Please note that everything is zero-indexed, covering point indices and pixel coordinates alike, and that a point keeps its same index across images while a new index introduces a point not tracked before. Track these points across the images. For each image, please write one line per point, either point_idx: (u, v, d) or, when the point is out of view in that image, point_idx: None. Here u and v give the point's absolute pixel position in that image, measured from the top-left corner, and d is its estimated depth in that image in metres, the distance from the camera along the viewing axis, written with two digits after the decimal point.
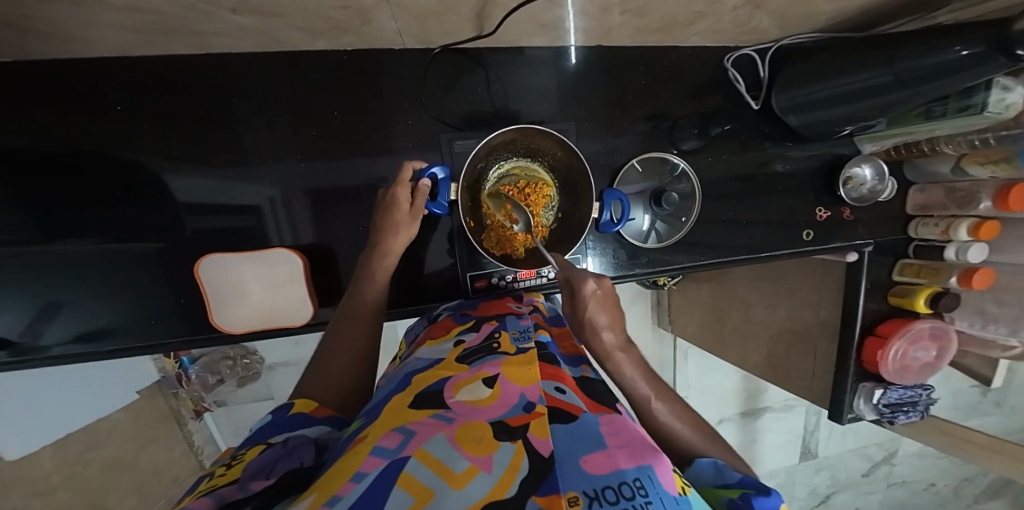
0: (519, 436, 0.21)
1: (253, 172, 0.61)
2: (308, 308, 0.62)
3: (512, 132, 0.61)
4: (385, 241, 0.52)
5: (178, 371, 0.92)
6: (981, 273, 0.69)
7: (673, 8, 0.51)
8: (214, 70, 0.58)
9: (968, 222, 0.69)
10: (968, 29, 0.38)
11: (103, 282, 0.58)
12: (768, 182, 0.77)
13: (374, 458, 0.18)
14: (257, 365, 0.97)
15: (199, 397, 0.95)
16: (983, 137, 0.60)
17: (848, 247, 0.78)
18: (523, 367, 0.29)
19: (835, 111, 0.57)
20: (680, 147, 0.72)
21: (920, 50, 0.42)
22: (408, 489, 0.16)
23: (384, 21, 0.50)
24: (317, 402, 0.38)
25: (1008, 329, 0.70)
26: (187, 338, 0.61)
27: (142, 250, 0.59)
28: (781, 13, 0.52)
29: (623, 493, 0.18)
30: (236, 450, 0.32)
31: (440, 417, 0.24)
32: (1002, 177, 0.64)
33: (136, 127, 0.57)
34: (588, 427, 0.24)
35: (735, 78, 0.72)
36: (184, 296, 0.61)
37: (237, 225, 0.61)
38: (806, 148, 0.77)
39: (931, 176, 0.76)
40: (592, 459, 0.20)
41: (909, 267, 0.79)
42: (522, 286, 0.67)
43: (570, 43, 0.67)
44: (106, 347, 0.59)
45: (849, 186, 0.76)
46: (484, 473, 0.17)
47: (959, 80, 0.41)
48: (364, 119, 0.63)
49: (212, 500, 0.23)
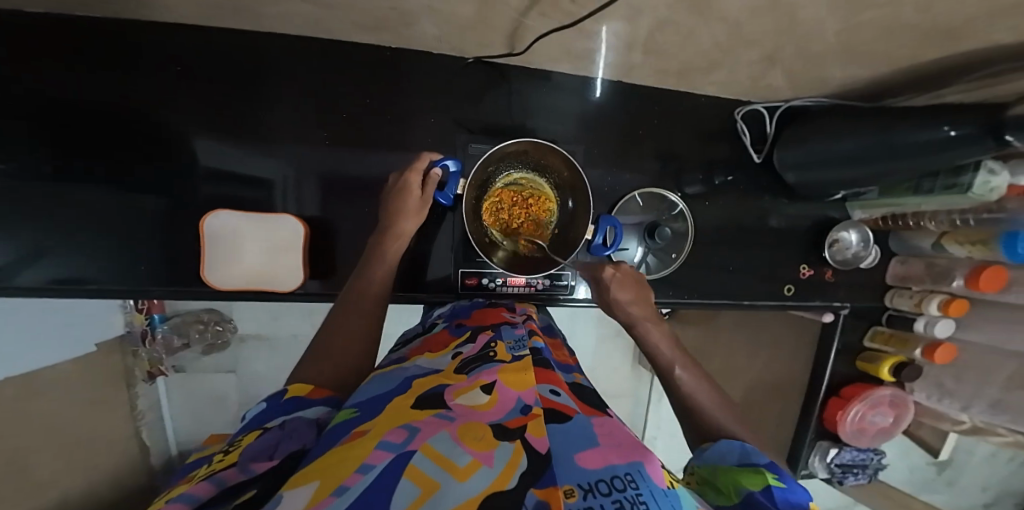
0: (517, 437, 0.20)
1: (266, 146, 0.60)
2: (298, 276, 0.62)
3: (525, 143, 0.63)
4: (397, 223, 0.56)
5: (145, 328, 0.89)
6: (944, 349, 0.73)
7: (695, 53, 0.53)
8: (245, 44, 0.58)
9: (941, 298, 0.72)
10: (957, 113, 0.41)
11: (86, 229, 0.56)
12: (761, 234, 0.79)
13: (380, 451, 0.18)
14: (228, 334, 0.97)
15: (158, 359, 0.92)
16: (965, 217, 0.65)
17: (825, 307, 0.80)
18: (520, 375, 0.29)
19: (828, 173, 0.61)
20: (684, 190, 0.76)
21: (918, 122, 0.44)
22: (415, 481, 0.16)
23: (426, 26, 0.53)
24: (313, 386, 0.36)
25: (960, 405, 0.74)
26: (167, 288, 0.59)
27: (134, 203, 0.57)
28: (795, 76, 0.55)
29: (615, 485, 0.18)
30: (235, 435, 0.30)
31: (442, 416, 0.23)
32: (978, 258, 0.67)
33: (155, 82, 0.56)
34: (581, 427, 0.23)
35: (742, 130, 0.76)
36: (166, 256, 0.59)
37: (237, 196, 0.60)
38: (801, 207, 0.80)
39: (912, 249, 0.79)
40: (586, 455, 0.20)
41: (881, 334, 0.83)
42: (511, 291, 0.68)
43: (597, 76, 0.69)
44: (83, 287, 0.57)
45: (835, 248, 0.80)
46: (485, 467, 0.17)
47: (941, 158, 0.44)
48: (386, 112, 0.64)
49: (214, 486, 0.22)
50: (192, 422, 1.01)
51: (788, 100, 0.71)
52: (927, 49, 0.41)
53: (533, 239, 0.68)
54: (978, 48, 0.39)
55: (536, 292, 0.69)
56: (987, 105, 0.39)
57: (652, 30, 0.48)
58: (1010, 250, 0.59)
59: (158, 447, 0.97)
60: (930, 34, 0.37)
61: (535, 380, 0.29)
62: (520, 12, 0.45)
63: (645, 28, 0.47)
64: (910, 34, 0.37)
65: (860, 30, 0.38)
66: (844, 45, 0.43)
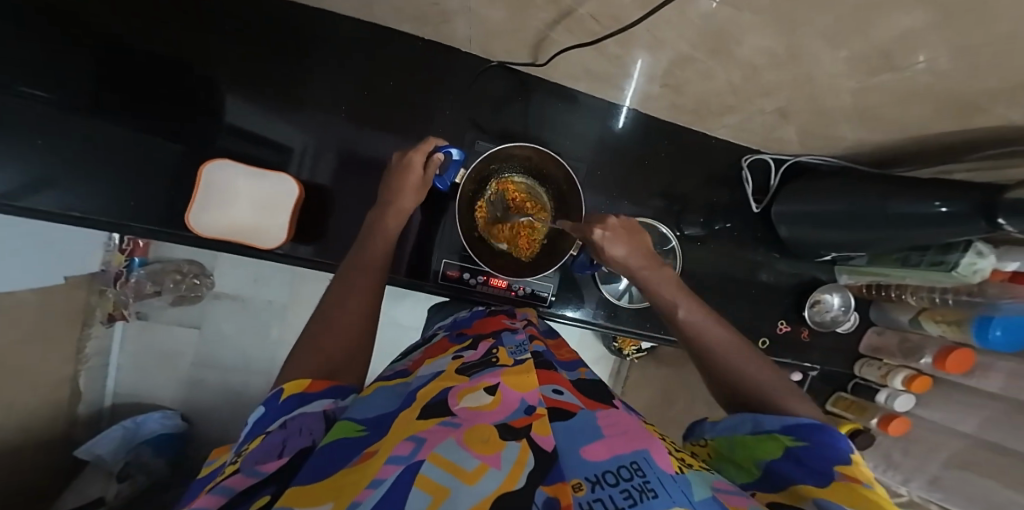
0: (523, 435, 0.23)
1: (293, 112, 0.63)
2: (280, 236, 0.61)
3: (530, 148, 0.64)
4: (400, 200, 0.58)
5: (122, 270, 0.91)
6: (899, 421, 0.79)
7: (710, 93, 0.55)
8: (287, 9, 0.61)
9: (906, 372, 0.77)
10: (945, 190, 0.43)
11: (88, 156, 0.56)
12: (750, 288, 0.80)
13: (389, 465, 0.19)
14: (203, 289, 1.01)
15: (124, 302, 0.93)
16: (944, 297, 0.68)
17: (796, 365, 0.83)
18: (523, 376, 0.30)
19: (827, 235, 0.61)
20: (682, 231, 0.77)
21: (909, 199, 0.46)
22: (425, 488, 0.17)
23: (460, 25, 0.56)
24: (310, 379, 0.34)
25: (902, 478, 0.82)
26: (155, 228, 0.59)
27: (143, 139, 0.58)
28: (805, 130, 0.56)
29: (622, 475, 0.23)
30: (239, 446, 0.30)
31: (447, 423, 0.24)
32: (951, 339, 0.71)
33: (190, 26, 0.58)
34: (585, 422, 0.28)
35: (746, 178, 0.76)
36: (164, 198, 0.59)
37: (251, 152, 0.63)
38: (793, 264, 0.81)
39: (890, 322, 0.80)
40: (591, 449, 0.25)
41: (842, 400, 0.87)
42: (487, 291, 0.70)
43: (624, 104, 0.71)
44: (67, 213, 0.56)
45: (815, 308, 0.80)
46: (493, 469, 0.19)
47: (939, 233, 0.45)
48: (408, 97, 0.66)
49: (221, 496, 0.21)
50: (136, 373, 1.01)
51: (798, 155, 0.70)
52: (934, 125, 0.42)
53: (520, 242, 0.67)
54: (962, 135, 0.43)
55: (515, 298, 0.71)
56: (975, 186, 0.40)
57: (671, 65, 0.51)
58: (982, 336, 0.62)
59: (91, 394, 0.93)
60: (914, 111, 0.41)
61: (537, 382, 0.31)
62: (548, 21, 0.48)
63: (666, 62, 0.50)
64: (918, 104, 0.38)
65: (874, 93, 0.40)
66: (857, 107, 0.44)
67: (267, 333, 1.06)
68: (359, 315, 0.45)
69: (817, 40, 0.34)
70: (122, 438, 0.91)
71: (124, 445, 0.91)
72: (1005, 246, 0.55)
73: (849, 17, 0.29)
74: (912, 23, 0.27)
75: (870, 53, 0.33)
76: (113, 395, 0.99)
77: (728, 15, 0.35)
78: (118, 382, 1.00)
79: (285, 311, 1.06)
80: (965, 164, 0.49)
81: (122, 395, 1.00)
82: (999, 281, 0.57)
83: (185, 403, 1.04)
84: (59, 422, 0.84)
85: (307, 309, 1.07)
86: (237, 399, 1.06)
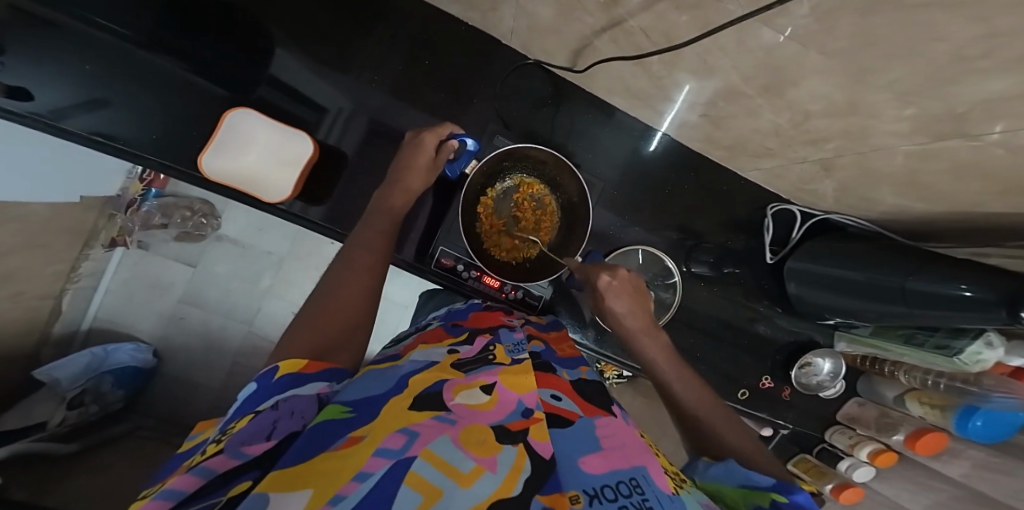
0: (520, 440, 0.26)
1: (325, 71, 0.62)
2: (285, 194, 0.60)
3: (547, 153, 0.64)
4: (406, 178, 0.57)
5: (137, 198, 0.91)
6: (851, 492, 0.82)
7: (748, 131, 0.55)
8: None
9: (872, 446, 0.79)
10: (971, 274, 0.41)
11: (113, 78, 0.55)
12: (746, 337, 0.80)
13: (379, 458, 0.21)
14: (208, 229, 0.99)
15: (129, 229, 0.93)
16: (937, 380, 0.68)
17: (768, 421, 0.82)
18: (519, 377, 0.34)
19: (839, 300, 0.60)
20: (689, 267, 0.76)
21: (936, 280, 0.44)
22: (416, 487, 0.19)
23: (507, 16, 0.56)
24: (306, 360, 0.34)
25: None
26: (167, 163, 0.58)
27: (172, 72, 0.57)
28: (843, 187, 0.56)
29: (622, 491, 0.24)
30: (224, 423, 0.29)
31: (442, 419, 0.27)
32: (930, 421, 0.71)
33: None
34: (581, 432, 0.30)
35: (767, 226, 0.75)
36: (181, 135, 0.58)
37: (277, 106, 0.61)
38: (794, 322, 0.80)
39: (875, 395, 0.80)
40: (587, 460, 0.27)
41: (803, 462, 0.88)
42: (479, 287, 0.67)
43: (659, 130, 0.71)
44: (90, 136, 0.55)
45: (804, 370, 0.80)
46: (489, 472, 0.22)
47: (956, 318, 0.43)
48: (442, 79, 0.66)
49: (199, 477, 0.21)
50: (123, 304, 0.98)
51: (825, 212, 0.69)
52: (979, 200, 0.41)
53: (523, 248, 0.67)
54: (990, 213, 0.42)
55: (504, 301, 0.69)
56: (1000, 274, 0.39)
57: (715, 95, 0.50)
58: (963, 422, 0.62)
59: (71, 315, 0.91)
60: (948, 178, 0.41)
61: (534, 384, 0.34)
62: (598, 25, 0.47)
63: (711, 91, 0.50)
64: (965, 176, 0.38)
65: (931, 158, 0.39)
66: (903, 168, 0.44)
67: (259, 282, 1.03)
68: (357, 290, 0.44)
69: (883, 93, 0.34)
70: (89, 364, 0.90)
71: (87, 372, 0.90)
72: (1017, 338, 0.54)
73: (926, 72, 0.29)
74: (1004, 90, 0.26)
75: (942, 114, 0.32)
76: (92, 318, 0.97)
77: (791, 51, 0.35)
78: (101, 307, 0.97)
79: (281, 264, 1.03)
80: (1005, 249, 0.47)
81: (102, 321, 0.98)
82: (998, 373, 0.59)
83: (161, 339, 1.01)
84: (29, 338, 0.81)
85: (303, 269, 1.04)
86: (210, 345, 1.03)
